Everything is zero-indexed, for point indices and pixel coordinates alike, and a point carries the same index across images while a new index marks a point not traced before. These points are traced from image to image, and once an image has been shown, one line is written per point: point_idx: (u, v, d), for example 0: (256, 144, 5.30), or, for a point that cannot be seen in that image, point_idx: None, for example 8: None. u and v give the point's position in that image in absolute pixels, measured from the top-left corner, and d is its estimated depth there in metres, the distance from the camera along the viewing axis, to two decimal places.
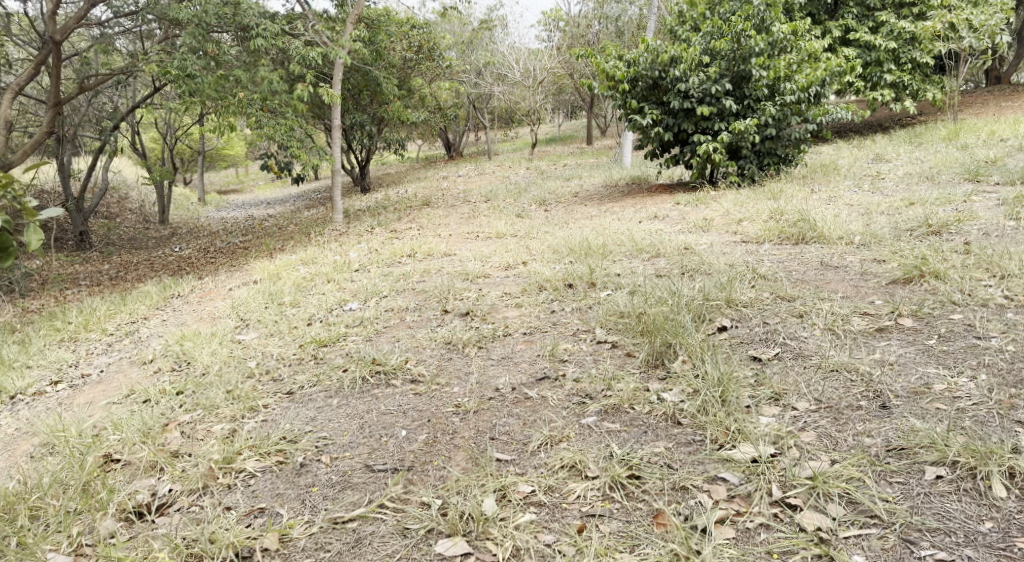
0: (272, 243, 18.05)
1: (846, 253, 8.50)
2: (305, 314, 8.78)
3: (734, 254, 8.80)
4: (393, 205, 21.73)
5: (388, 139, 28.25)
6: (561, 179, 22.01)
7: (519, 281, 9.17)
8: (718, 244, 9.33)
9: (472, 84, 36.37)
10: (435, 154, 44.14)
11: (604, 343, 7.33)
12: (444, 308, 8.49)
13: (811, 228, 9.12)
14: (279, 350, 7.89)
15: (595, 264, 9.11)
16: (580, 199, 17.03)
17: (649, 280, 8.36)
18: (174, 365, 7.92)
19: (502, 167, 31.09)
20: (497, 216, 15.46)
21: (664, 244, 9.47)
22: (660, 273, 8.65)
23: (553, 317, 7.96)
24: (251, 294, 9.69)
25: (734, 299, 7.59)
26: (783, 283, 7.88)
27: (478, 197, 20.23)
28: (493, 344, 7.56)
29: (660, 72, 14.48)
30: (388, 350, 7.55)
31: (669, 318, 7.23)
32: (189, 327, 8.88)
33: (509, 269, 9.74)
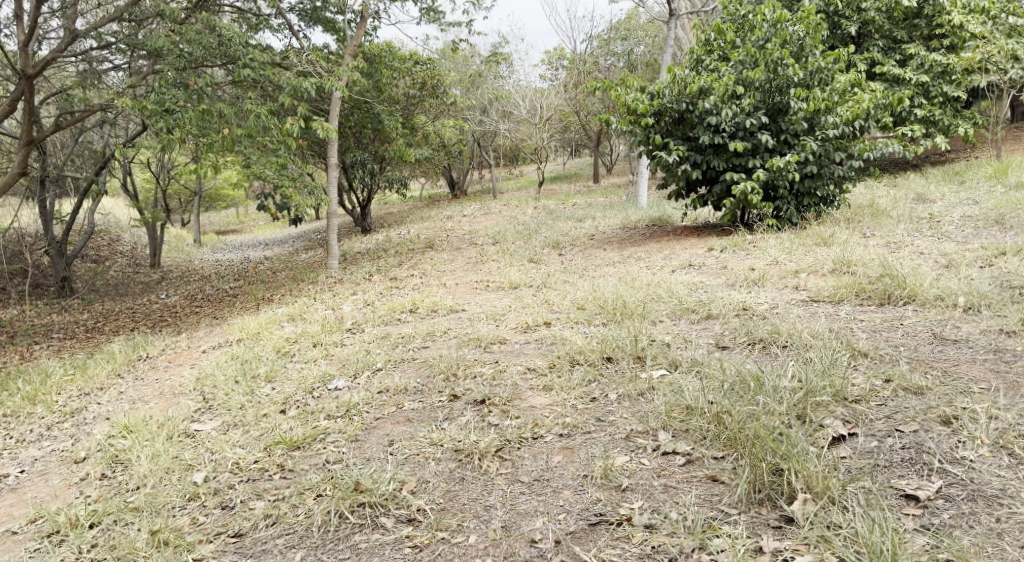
0: (263, 290, 16.81)
1: (957, 321, 7.21)
2: (280, 396, 7.44)
3: (813, 319, 7.49)
4: (394, 247, 20.47)
5: (390, 178, 27.09)
6: (573, 219, 20.69)
7: (544, 350, 7.78)
8: (782, 304, 7.96)
9: (477, 121, 35.34)
10: (438, 193, 43.03)
11: (673, 455, 6.22)
12: (452, 393, 7.16)
13: (899, 285, 7.82)
14: (237, 454, 6.70)
15: (636, 330, 7.73)
16: (597, 240, 15.63)
17: (714, 356, 7.11)
18: (105, 470, 6.83)
19: (508, 206, 29.90)
20: (506, 261, 14.16)
21: (716, 301, 8.10)
22: (723, 344, 7.36)
23: (597, 410, 6.76)
24: (222, 362, 8.30)
25: (844, 392, 6.40)
26: (899, 365, 6.65)
27: (484, 239, 18.96)
28: (521, 457, 6.37)
29: (687, 105, 13.07)
30: (377, 467, 6.34)
31: (776, 433, 6.07)
32: (140, 410, 7.60)
33: (529, 332, 8.30)
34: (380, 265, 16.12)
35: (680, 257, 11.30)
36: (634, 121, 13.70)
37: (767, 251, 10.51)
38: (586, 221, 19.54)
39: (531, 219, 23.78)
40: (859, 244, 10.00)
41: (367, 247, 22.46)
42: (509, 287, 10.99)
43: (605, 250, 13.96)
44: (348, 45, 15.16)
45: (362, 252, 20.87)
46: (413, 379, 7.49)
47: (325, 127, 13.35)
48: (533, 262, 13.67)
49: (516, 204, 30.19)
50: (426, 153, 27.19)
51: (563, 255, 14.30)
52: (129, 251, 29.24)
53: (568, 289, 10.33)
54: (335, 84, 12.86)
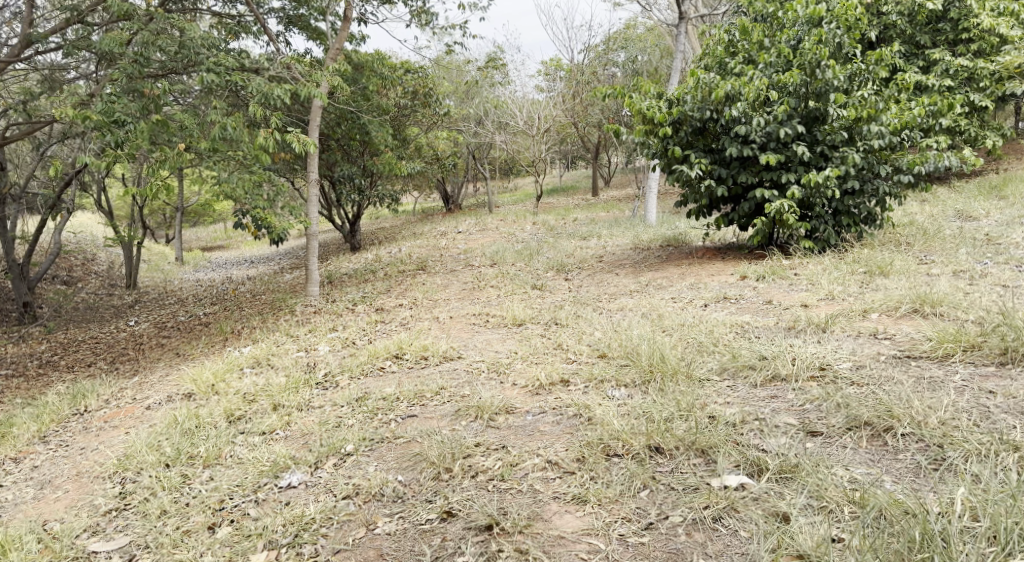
0: (236, 318, 15.34)
1: None
2: (211, 500, 6.26)
3: (925, 394, 6.28)
4: (382, 268, 18.97)
5: (380, 194, 25.62)
6: (576, 237, 19.20)
7: (565, 429, 6.63)
8: (869, 364, 6.76)
9: (472, 133, 33.87)
10: (432, 207, 41.56)
11: None
12: (444, 509, 5.96)
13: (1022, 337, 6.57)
14: None
15: (681, 401, 6.60)
16: (606, 262, 14.14)
17: (826, 461, 5.91)
18: None
19: (505, 222, 28.45)
20: (506, 287, 12.69)
21: (780, 359, 6.93)
22: (818, 434, 6.19)
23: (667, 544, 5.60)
24: (155, 432, 7.06)
25: None
26: None
27: (480, 261, 17.47)
28: None
29: (711, 112, 11.52)
30: None
31: None
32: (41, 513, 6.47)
33: (539, 397, 7.11)
34: (366, 290, 14.63)
35: (704, 287, 9.85)
36: (649, 132, 12.15)
37: (811, 284, 9.06)
38: (591, 239, 18.02)
39: (530, 237, 22.32)
40: (928, 278, 8.52)
41: (354, 268, 20.98)
42: (512, 324, 9.48)
43: (616, 275, 12.48)
44: (331, 49, 13.61)
45: (348, 273, 19.40)
46: (393, 476, 6.31)
47: (301, 139, 11.71)
48: (535, 290, 12.21)
49: (513, 219, 28.74)
50: (418, 167, 25.73)
51: (570, 281, 12.83)
52: (105, 271, 27.75)
53: (581, 329, 8.81)
54: (313, 92, 11.34)
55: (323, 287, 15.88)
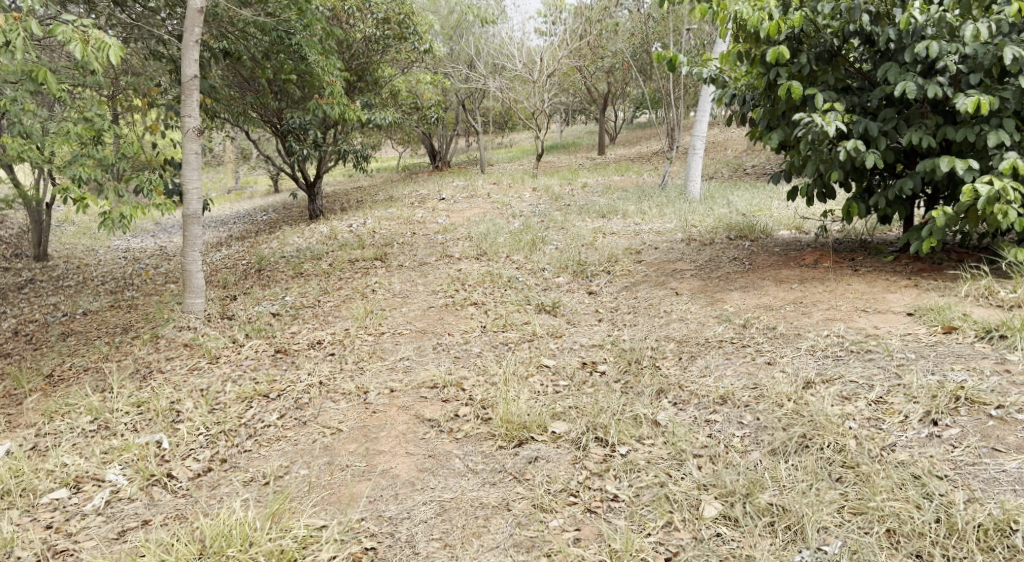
0: (110, 330, 10.71)
1: None
2: None
3: None
4: (333, 253, 14.26)
5: (344, 150, 20.76)
6: (592, 216, 14.41)
7: None
8: None
9: (461, 77, 28.63)
10: (416, 164, 36.37)
11: None
12: None
13: None
14: None
15: None
16: (644, 260, 9.45)
17: None
18: None
19: (499, 185, 23.53)
20: (494, 309, 8.05)
21: None
22: None
23: None
24: None
25: None
26: None
27: (459, 248, 12.74)
28: None
29: (863, 20, 6.44)
30: None
31: None
32: None
33: None
34: (287, 297, 9.93)
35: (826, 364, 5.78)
36: (743, 55, 7.12)
37: None
38: (614, 221, 13.23)
39: (529, 210, 17.48)
40: None
41: (301, 248, 16.22)
42: (503, 439, 5.61)
43: (673, 288, 7.82)
44: None
45: (289, 258, 14.69)
46: None
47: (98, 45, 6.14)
48: (538, 319, 7.60)
49: (509, 183, 23.90)
50: (391, 118, 20.77)
51: (595, 302, 8.20)
52: (12, 241, 22.99)
53: (638, 519, 4.95)
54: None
55: (233, 291, 11.05)
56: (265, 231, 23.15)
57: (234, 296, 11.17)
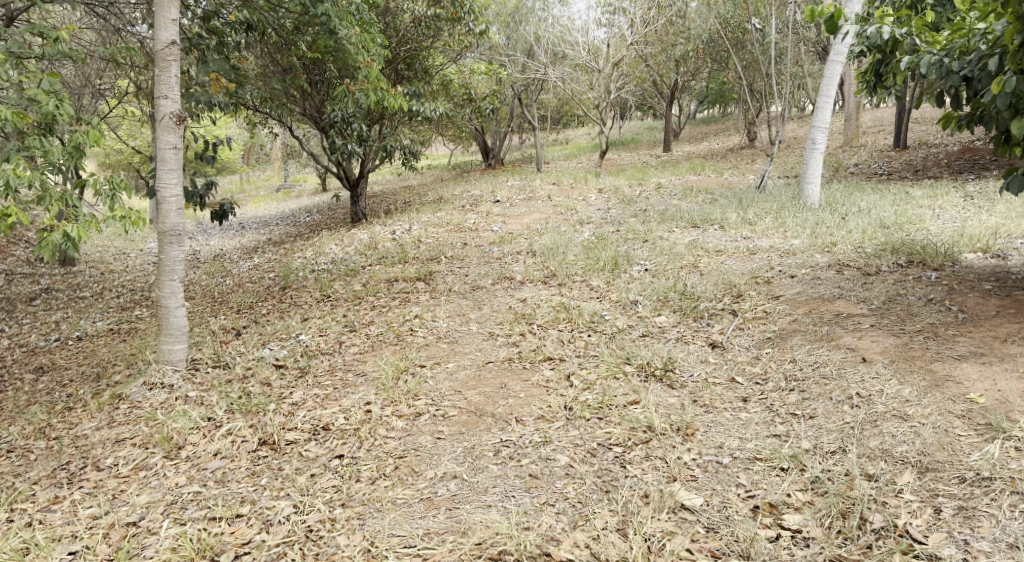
0: (93, 370, 8.65)
1: None
2: None
3: None
4: (369, 268, 12.05)
5: (389, 148, 18.62)
6: (681, 226, 11.93)
7: None
8: None
9: (518, 67, 26.22)
10: (468, 162, 34.14)
11: None
12: None
13: None
14: None
15: None
16: (771, 285, 7.43)
17: None
18: None
19: (559, 186, 21.09)
20: (577, 375, 6.45)
21: None
22: None
23: None
24: None
25: None
26: None
27: (520, 265, 10.41)
28: None
29: None
30: None
31: None
32: None
33: None
34: (305, 336, 7.82)
35: None
36: None
37: None
38: (713, 233, 10.75)
39: (599, 216, 15.04)
40: None
41: (336, 260, 14.04)
42: None
43: (852, 353, 6.19)
44: None
45: (319, 273, 12.50)
46: None
47: None
48: (648, 401, 6.06)
49: (571, 183, 21.39)
50: (441, 110, 18.57)
51: (721, 361, 6.50)
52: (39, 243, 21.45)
53: None
54: None
55: (245, 324, 8.86)
56: (302, 236, 21.09)
57: (244, 330, 9.03)
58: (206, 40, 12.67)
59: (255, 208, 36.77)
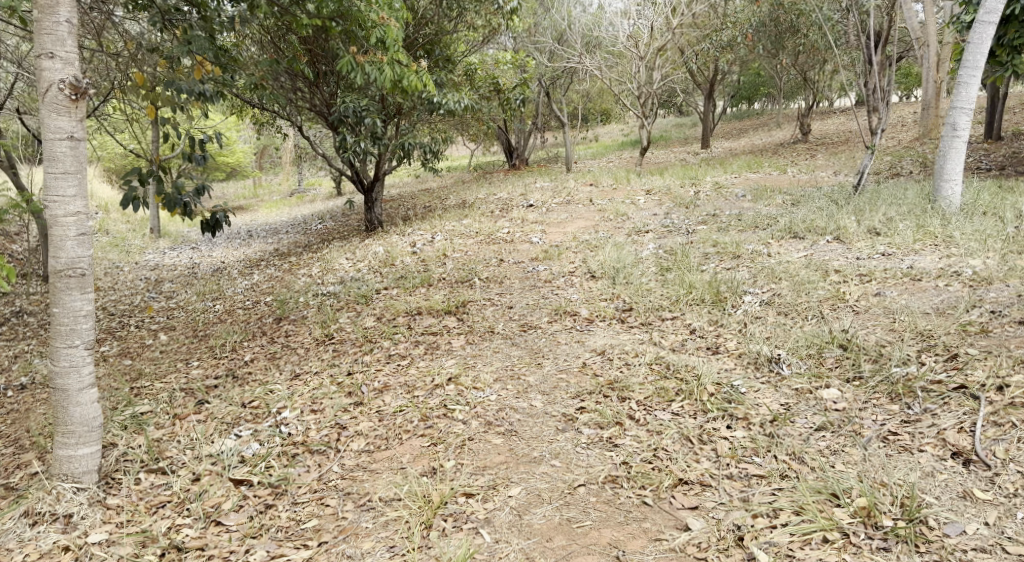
0: (24, 455, 6.30)
1: None
2: None
3: None
4: (384, 294, 9.68)
5: (407, 146, 16.27)
6: (779, 240, 9.47)
7: None
8: None
9: (547, 57, 23.82)
10: (491, 162, 31.76)
11: None
12: None
13: None
14: None
15: None
16: (992, 337, 6.04)
17: None
18: None
19: (599, 187, 18.67)
20: (759, 540, 5.00)
21: None
22: None
23: None
24: None
25: None
26: None
27: (581, 294, 8.03)
28: None
29: None
30: None
31: None
32: None
33: None
34: (288, 421, 6.24)
35: None
36: None
37: None
38: (833, 248, 8.42)
39: (658, 223, 12.58)
40: None
41: (346, 281, 11.67)
42: None
43: None
44: None
45: (326, 299, 10.12)
46: None
47: None
48: None
49: (612, 184, 18.85)
50: (466, 102, 16.21)
51: (999, 497, 5.02)
52: None
53: None
54: None
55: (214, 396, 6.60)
56: (309, 247, 18.66)
57: (223, 397, 6.72)
58: (186, 15, 10.45)
59: (263, 214, 34.51)
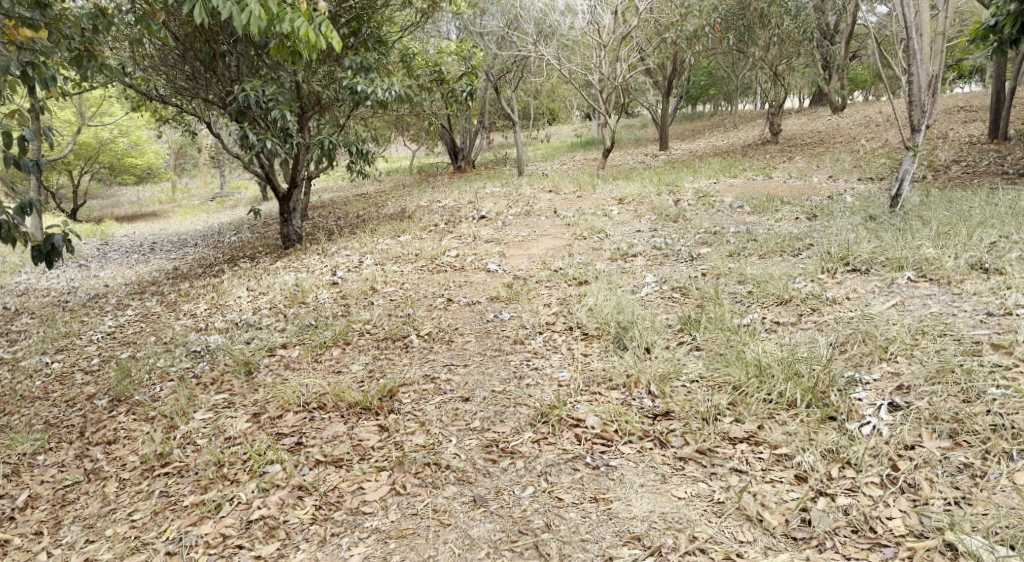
0: None
1: None
2: None
3: None
4: (279, 360, 6.77)
5: (327, 144, 13.17)
6: (828, 278, 6.93)
7: None
8: None
9: (495, 47, 21.13)
10: (434, 163, 28.91)
11: None
12: None
13: None
14: None
15: None
16: None
17: None
18: None
19: (561, 193, 16.04)
20: None
21: None
22: None
23: None
24: None
25: None
26: None
27: (558, 368, 6.02)
28: None
29: None
30: None
31: None
32: None
33: None
34: None
35: None
36: None
37: None
38: (928, 293, 6.18)
39: (647, 244, 10.01)
40: None
41: (238, 329, 8.71)
42: None
43: None
44: None
45: (198, 364, 7.18)
46: None
47: None
48: None
49: (574, 190, 16.15)
50: (398, 90, 13.10)
51: None
52: None
53: None
54: None
55: None
56: (212, 267, 15.49)
57: None
58: None
59: (177, 222, 30.86)
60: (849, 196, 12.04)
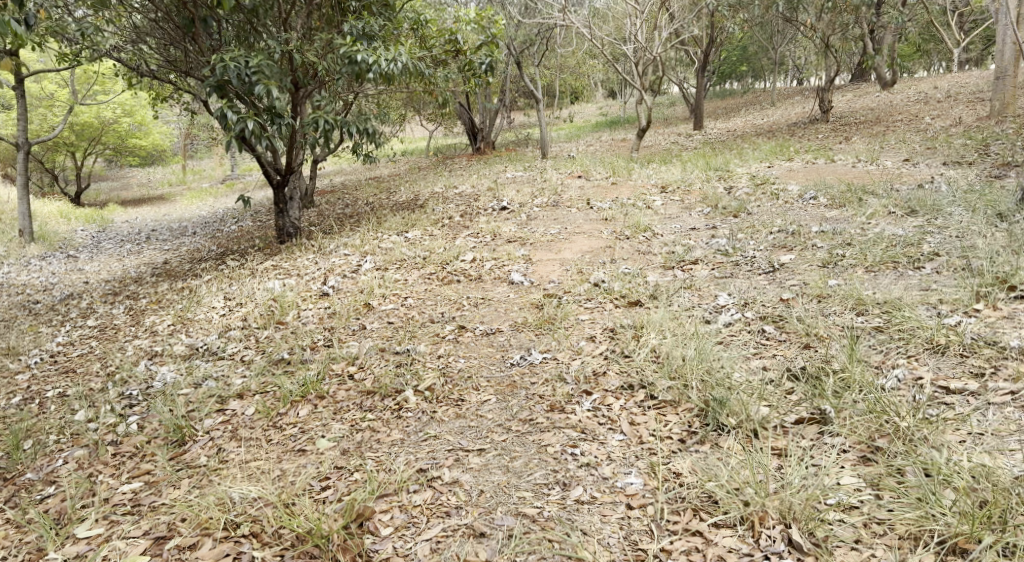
0: None
1: None
2: None
3: None
4: (227, 420, 5.33)
5: (322, 123, 11.20)
6: (988, 309, 5.16)
7: None
8: None
9: (518, 16, 19.10)
10: (451, 145, 26.98)
11: None
12: None
13: None
14: None
15: None
16: None
17: None
18: None
19: (594, 179, 14.13)
20: None
21: None
22: None
23: None
24: None
25: None
26: None
27: (621, 466, 4.55)
28: None
29: None
30: None
31: None
32: None
33: None
34: None
35: None
36: None
37: None
38: None
39: (709, 246, 8.08)
40: None
41: (199, 358, 6.90)
42: None
43: None
44: None
45: (128, 418, 5.51)
46: None
47: None
48: None
49: (608, 176, 14.21)
50: (405, 60, 11.11)
51: None
52: None
53: None
54: None
55: None
56: (200, 263, 13.69)
57: None
58: None
59: (181, 207, 29.18)
60: (943, 185, 10.03)
